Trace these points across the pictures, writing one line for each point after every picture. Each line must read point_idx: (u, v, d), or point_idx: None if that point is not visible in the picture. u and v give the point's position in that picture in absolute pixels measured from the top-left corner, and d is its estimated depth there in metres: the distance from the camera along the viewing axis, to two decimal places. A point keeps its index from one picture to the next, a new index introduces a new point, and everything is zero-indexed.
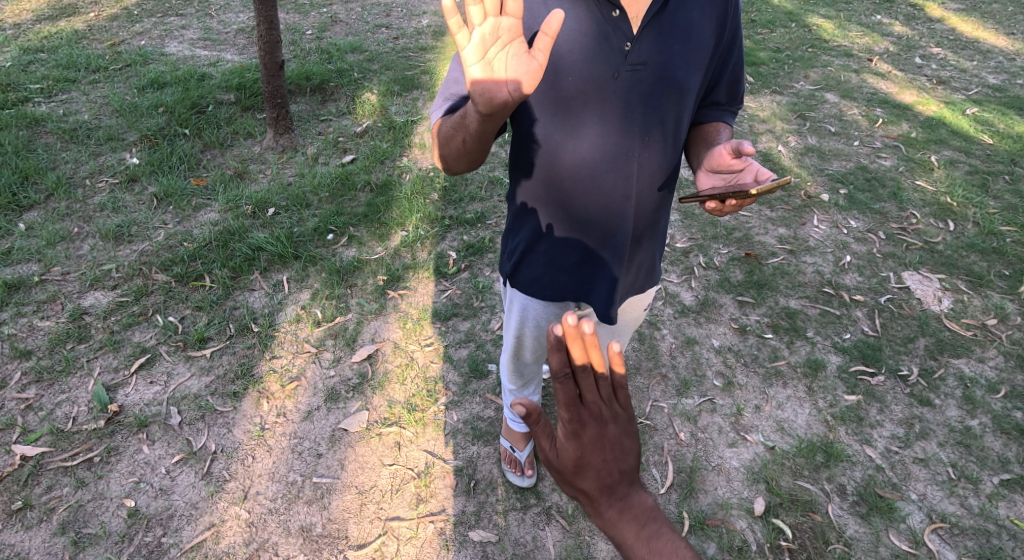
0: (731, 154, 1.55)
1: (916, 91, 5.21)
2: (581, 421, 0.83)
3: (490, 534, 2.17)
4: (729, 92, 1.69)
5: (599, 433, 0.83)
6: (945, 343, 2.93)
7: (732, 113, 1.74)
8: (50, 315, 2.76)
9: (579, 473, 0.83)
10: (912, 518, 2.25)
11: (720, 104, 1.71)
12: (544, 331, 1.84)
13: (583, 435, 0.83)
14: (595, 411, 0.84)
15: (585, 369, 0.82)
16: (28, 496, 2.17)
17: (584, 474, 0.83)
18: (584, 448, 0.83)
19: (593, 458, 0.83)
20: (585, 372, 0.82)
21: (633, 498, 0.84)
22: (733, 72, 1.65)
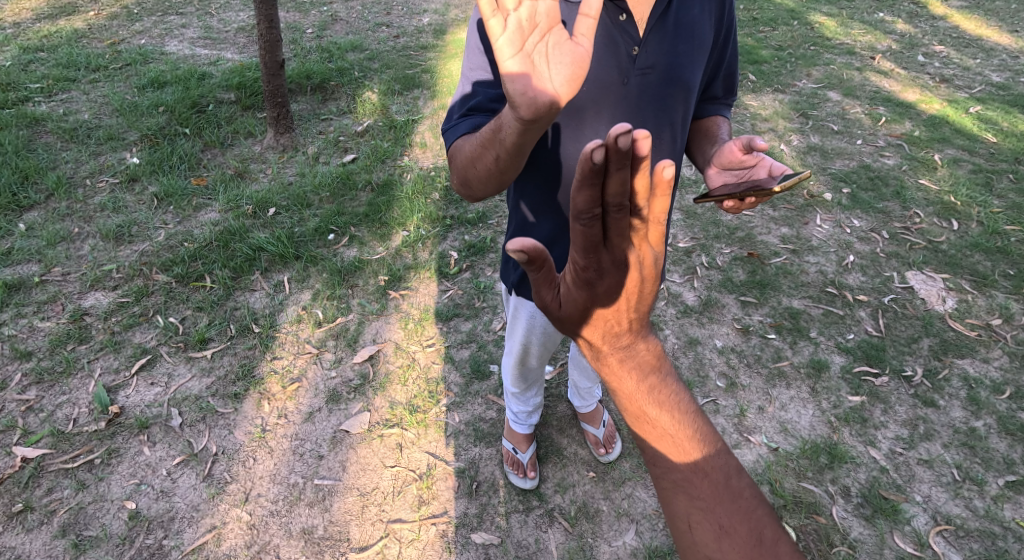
0: (743, 150, 1.56)
1: (918, 89, 5.19)
2: (599, 270, 0.86)
3: (492, 536, 2.16)
4: (725, 85, 1.69)
5: (619, 280, 0.87)
6: (950, 344, 2.92)
7: (729, 106, 1.74)
8: (50, 315, 2.75)
9: (588, 321, 0.92)
10: (917, 520, 2.23)
11: (718, 98, 1.71)
12: (550, 336, 1.83)
13: (599, 285, 0.87)
14: (618, 257, 0.86)
15: (618, 211, 0.81)
16: (29, 498, 2.16)
17: (591, 322, 0.92)
18: (596, 297, 0.89)
19: (603, 309, 0.90)
20: (618, 213, 0.81)
21: (639, 346, 0.96)
22: (731, 65, 1.65)
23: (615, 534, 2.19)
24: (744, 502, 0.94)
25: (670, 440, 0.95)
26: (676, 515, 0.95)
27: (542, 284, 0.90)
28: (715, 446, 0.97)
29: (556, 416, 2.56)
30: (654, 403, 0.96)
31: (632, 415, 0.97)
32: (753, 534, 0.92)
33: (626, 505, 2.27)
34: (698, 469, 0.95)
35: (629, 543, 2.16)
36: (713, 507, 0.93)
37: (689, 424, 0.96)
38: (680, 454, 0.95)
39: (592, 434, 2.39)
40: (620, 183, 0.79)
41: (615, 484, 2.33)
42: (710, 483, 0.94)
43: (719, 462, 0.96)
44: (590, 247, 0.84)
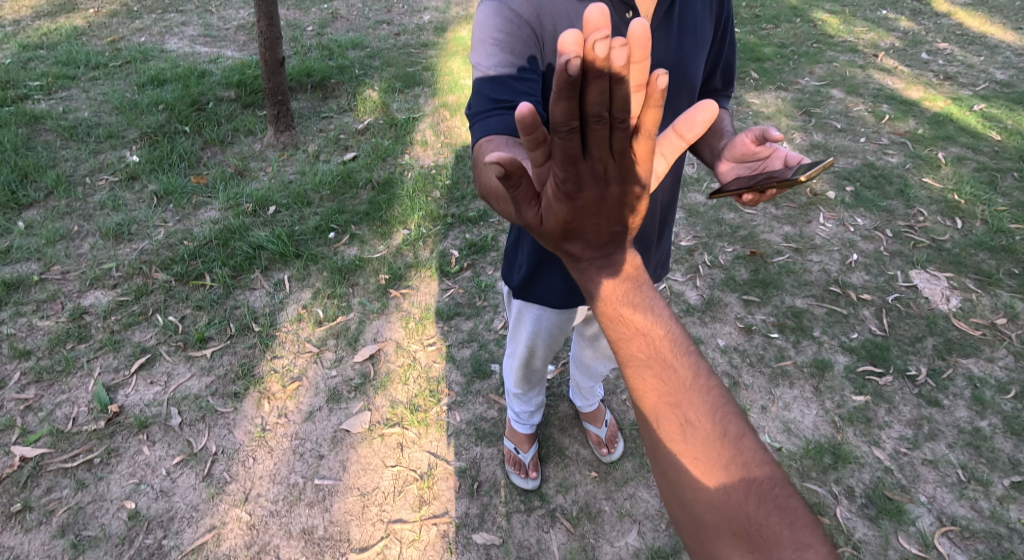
0: (755, 142, 1.52)
1: (922, 87, 5.16)
2: (577, 182, 0.83)
3: (493, 537, 2.15)
4: (723, 77, 1.69)
5: (597, 195, 0.85)
6: (954, 343, 2.89)
7: (727, 98, 1.74)
8: (49, 314, 2.74)
9: (568, 233, 0.90)
10: (922, 521, 2.21)
11: (717, 90, 1.71)
12: (555, 338, 1.82)
13: (577, 196, 0.85)
14: (596, 169, 0.83)
15: (599, 123, 0.78)
16: (28, 497, 2.15)
17: (570, 234, 0.90)
18: (575, 209, 0.86)
19: (585, 219, 0.88)
20: (598, 125, 0.78)
21: (616, 256, 0.93)
22: (728, 57, 1.66)
23: (617, 534, 2.17)
24: (712, 399, 0.89)
25: (641, 340, 0.91)
26: (645, 415, 0.90)
27: (523, 202, 0.90)
28: (686, 348, 0.92)
29: (558, 416, 2.54)
30: (626, 305, 0.92)
31: (603, 316, 0.93)
32: (718, 430, 0.87)
33: (628, 505, 2.25)
34: (668, 368, 0.90)
35: (631, 544, 2.15)
36: (682, 406, 0.88)
37: (662, 326, 0.92)
38: (649, 354, 0.90)
39: (595, 433, 2.38)
40: (600, 92, 0.75)
41: (617, 484, 2.31)
42: (678, 381, 0.89)
43: (689, 364, 0.91)
44: (570, 159, 0.81)
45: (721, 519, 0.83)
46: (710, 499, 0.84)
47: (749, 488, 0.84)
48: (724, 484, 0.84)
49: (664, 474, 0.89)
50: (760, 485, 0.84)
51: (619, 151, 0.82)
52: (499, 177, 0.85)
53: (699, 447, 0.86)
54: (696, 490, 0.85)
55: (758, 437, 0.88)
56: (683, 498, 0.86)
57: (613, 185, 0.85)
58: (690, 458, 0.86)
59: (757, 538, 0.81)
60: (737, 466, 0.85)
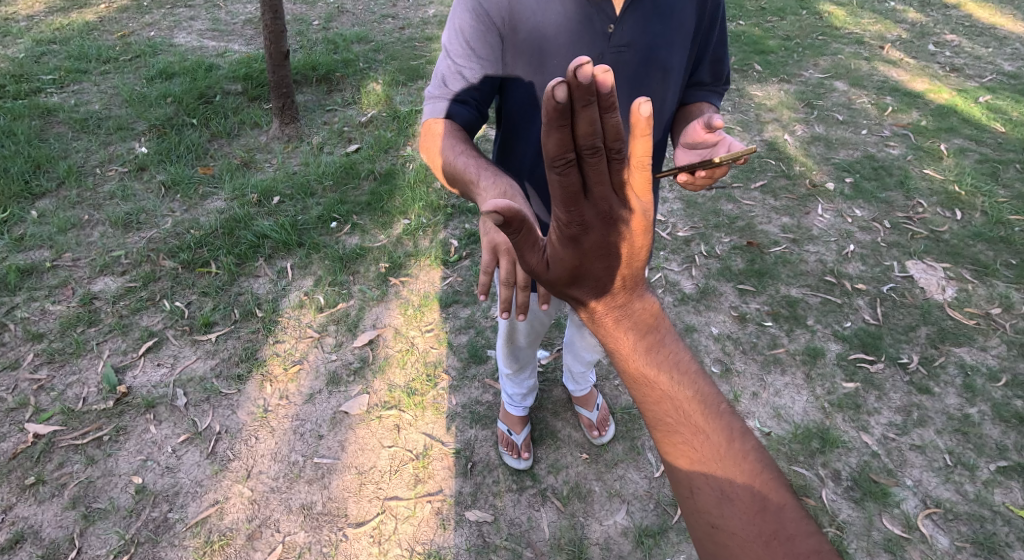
0: (704, 129, 1.57)
1: (927, 78, 5.14)
2: (582, 224, 0.82)
3: (486, 514, 2.22)
4: (712, 71, 1.74)
5: (605, 237, 0.85)
6: (948, 332, 2.92)
7: (718, 91, 1.77)
8: (61, 299, 2.84)
9: (577, 280, 0.89)
10: (906, 503, 2.25)
11: (705, 84, 1.75)
12: (536, 314, 1.86)
13: (585, 241, 0.84)
14: (601, 209, 0.82)
15: (594, 155, 0.77)
16: (40, 472, 2.25)
17: (581, 282, 0.89)
18: (584, 256, 0.85)
19: (594, 265, 0.87)
20: (594, 158, 0.77)
21: (635, 307, 0.92)
22: (717, 49, 1.70)
23: (606, 513, 2.23)
24: (749, 467, 0.89)
25: (669, 403, 0.90)
26: (679, 482, 0.90)
27: (525, 247, 0.87)
28: (717, 410, 0.92)
29: (551, 400, 2.60)
30: (653, 365, 0.91)
31: (630, 377, 0.92)
32: (756, 500, 0.87)
33: (618, 486, 2.31)
34: (700, 434, 0.90)
35: (619, 523, 2.21)
36: (716, 473, 0.88)
37: (689, 388, 0.91)
38: (679, 418, 0.90)
39: (586, 416, 2.43)
40: (590, 121, 0.74)
41: (608, 466, 2.37)
42: (710, 448, 0.90)
43: (722, 428, 0.91)
44: (570, 199, 0.79)
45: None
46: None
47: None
48: (767, 558, 0.84)
49: (702, 546, 0.88)
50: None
51: (621, 185, 0.82)
52: (495, 226, 0.82)
53: (737, 518, 0.86)
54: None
55: (799, 505, 0.88)
56: None
57: (622, 227, 0.84)
58: (728, 531, 0.85)
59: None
60: (780, 539, 0.85)
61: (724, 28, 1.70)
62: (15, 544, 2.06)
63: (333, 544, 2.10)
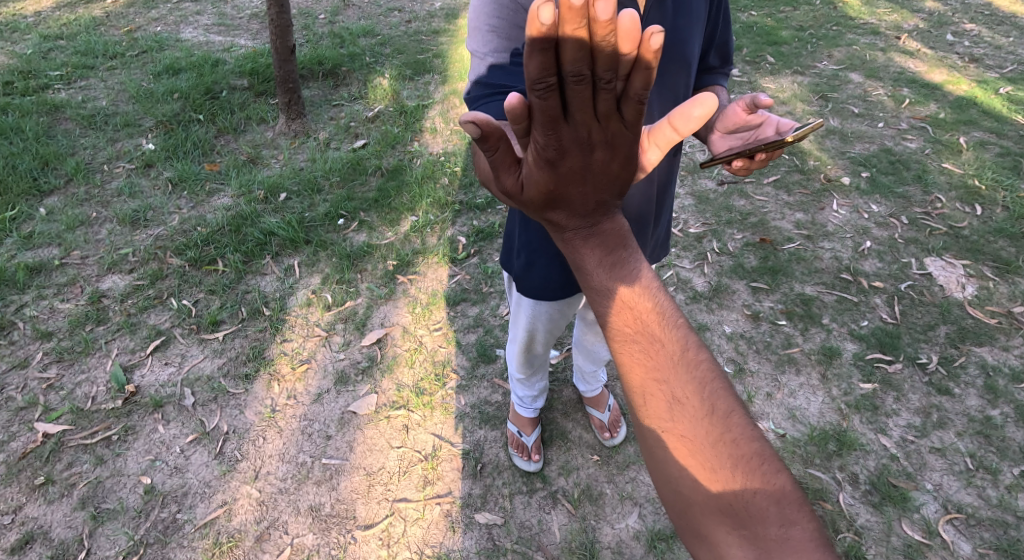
0: (746, 110, 1.51)
1: (946, 69, 5.02)
2: (559, 149, 0.79)
3: (495, 517, 2.19)
4: (719, 54, 1.69)
5: (582, 160, 0.81)
6: (968, 331, 2.84)
7: (725, 75, 1.73)
8: (69, 298, 2.83)
9: (553, 203, 0.87)
10: (927, 508, 2.20)
11: (713, 68, 1.70)
12: (555, 323, 1.83)
13: (560, 165, 0.81)
14: (581, 135, 0.78)
15: (578, 83, 0.72)
16: (50, 471, 2.24)
17: (554, 204, 0.86)
18: (559, 178, 0.83)
19: (568, 189, 0.84)
20: (578, 86, 0.72)
21: (603, 225, 0.88)
22: (723, 34, 1.65)
23: (618, 516, 2.19)
24: (701, 374, 0.86)
25: (627, 311, 0.87)
26: (632, 390, 0.87)
27: (502, 167, 0.86)
28: (675, 322, 0.88)
29: (561, 400, 2.56)
30: (616, 276, 0.87)
31: (590, 287, 0.89)
32: (706, 406, 0.84)
33: (629, 488, 2.27)
34: (655, 342, 0.86)
35: (631, 526, 2.17)
36: (669, 381, 0.85)
37: (649, 300, 0.88)
38: (636, 326, 0.86)
39: (597, 418, 2.40)
40: (577, 48, 0.68)
41: (619, 467, 2.33)
42: (665, 356, 0.86)
43: (678, 338, 0.87)
44: (549, 123, 0.76)
45: (709, 497, 0.81)
46: (696, 476, 0.82)
47: (735, 463, 0.82)
48: (712, 459, 0.82)
49: (652, 451, 0.86)
50: (750, 462, 0.82)
51: (606, 114, 0.77)
52: (473, 137, 0.81)
53: (687, 423, 0.83)
54: (682, 466, 0.83)
55: (744, 412, 0.87)
56: (668, 474, 0.84)
57: (600, 153, 0.81)
58: (677, 433, 0.83)
59: (742, 512, 0.80)
60: (727, 442, 0.83)
61: (727, 10, 1.64)
62: (25, 544, 2.05)
63: (341, 547, 2.08)
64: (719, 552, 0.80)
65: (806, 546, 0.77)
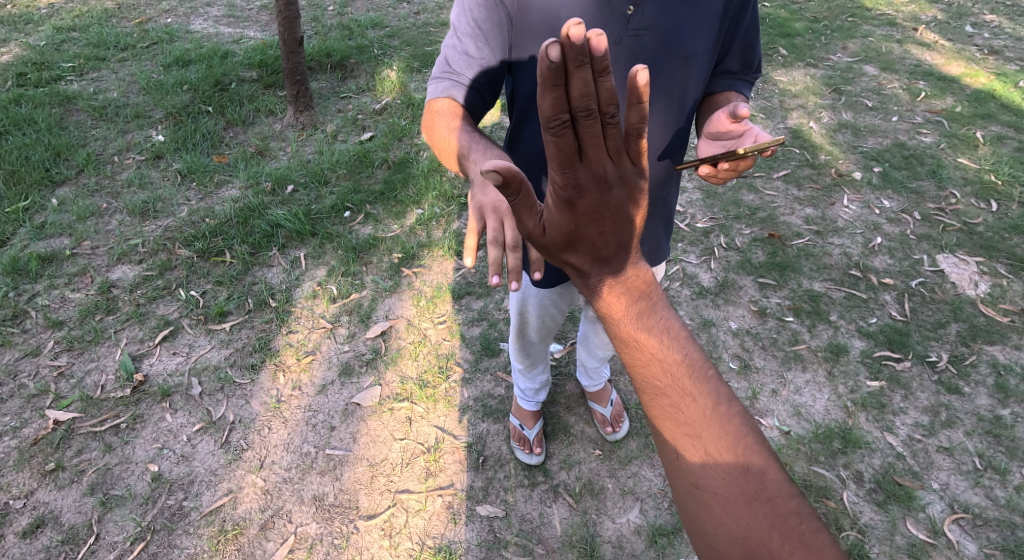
0: (730, 119, 1.50)
1: (964, 61, 4.92)
2: (578, 188, 0.82)
3: (496, 509, 2.19)
4: (742, 60, 1.65)
5: (601, 200, 0.84)
6: (980, 329, 2.80)
7: (747, 82, 1.68)
8: (80, 287, 2.87)
9: (572, 245, 0.89)
10: (932, 507, 2.18)
11: (734, 72, 1.66)
12: (547, 310, 1.81)
13: (580, 205, 0.84)
14: (596, 173, 0.82)
15: (588, 118, 0.76)
16: (60, 458, 2.28)
17: (577, 247, 0.89)
18: (580, 220, 0.86)
19: (589, 231, 0.87)
20: (588, 120, 0.77)
21: (626, 273, 0.93)
22: (748, 37, 1.61)
23: (619, 511, 2.19)
24: (733, 430, 0.92)
25: (656, 365, 0.93)
26: (666, 445, 0.94)
27: (523, 211, 0.88)
28: (705, 375, 0.94)
29: (564, 395, 2.56)
30: (643, 331, 0.94)
31: (621, 339, 0.95)
32: (740, 460, 0.90)
33: (631, 483, 2.27)
34: (686, 397, 0.93)
35: (632, 521, 2.17)
36: (700, 435, 0.92)
37: (678, 352, 0.94)
38: (666, 381, 0.93)
39: (600, 412, 2.39)
40: (584, 84, 0.74)
41: (621, 462, 2.33)
42: (697, 413, 0.92)
43: (709, 393, 0.94)
44: (565, 160, 0.80)
45: (743, 552, 0.87)
46: (730, 533, 0.87)
47: (771, 521, 0.87)
48: (746, 516, 0.87)
49: (686, 505, 0.92)
50: (786, 520, 0.87)
51: (615, 150, 0.82)
52: (496, 186, 0.82)
53: (719, 479, 0.90)
54: (717, 522, 0.89)
55: (780, 468, 0.92)
56: (704, 530, 0.90)
57: (618, 192, 0.85)
58: (711, 491, 0.90)
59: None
60: (761, 500, 0.88)
61: (756, 13, 1.60)
62: (36, 528, 2.09)
63: (344, 536, 2.10)
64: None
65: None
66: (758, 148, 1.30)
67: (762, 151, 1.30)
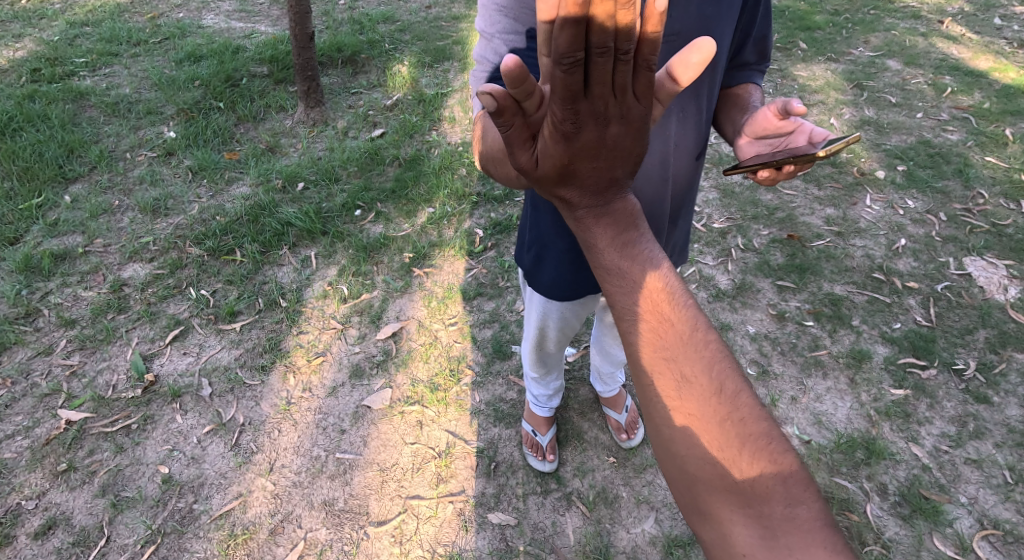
0: (777, 115, 1.42)
1: (992, 56, 4.77)
2: (576, 122, 0.77)
3: (509, 517, 2.15)
4: (757, 50, 1.59)
5: (599, 136, 0.80)
6: (1010, 336, 2.71)
7: (760, 73, 1.62)
8: (92, 286, 2.86)
9: (565, 180, 0.85)
10: (961, 523, 2.10)
11: (749, 64, 1.60)
12: (568, 321, 1.77)
13: (577, 140, 0.80)
14: (598, 108, 0.77)
15: (602, 55, 0.71)
16: (72, 458, 2.27)
17: (570, 182, 0.85)
18: (575, 154, 0.81)
19: (583, 165, 0.83)
20: (601, 58, 0.71)
21: (615, 205, 0.88)
22: (763, 26, 1.55)
23: (633, 521, 2.14)
24: (710, 354, 0.83)
25: (634, 290, 0.85)
26: (638, 369, 0.84)
27: (516, 143, 0.85)
28: (684, 300, 0.85)
29: (577, 400, 2.51)
30: (623, 257, 0.87)
31: (598, 267, 0.88)
32: (716, 384, 0.81)
33: (646, 492, 2.22)
34: (664, 320, 0.84)
35: (647, 532, 2.12)
36: (677, 358, 0.82)
37: (659, 278, 0.86)
38: (643, 303, 0.84)
39: (614, 418, 2.34)
40: (607, 17, 0.68)
41: (636, 470, 2.28)
42: (674, 335, 0.83)
43: (688, 318, 0.85)
44: (569, 97, 0.74)
45: (716, 477, 0.78)
46: (704, 455, 0.78)
47: (744, 443, 0.79)
48: (720, 438, 0.79)
49: (658, 432, 0.82)
50: (757, 441, 0.79)
51: (622, 87, 0.76)
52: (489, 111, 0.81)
53: (696, 402, 0.80)
54: (689, 444, 0.79)
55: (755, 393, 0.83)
56: (675, 455, 0.80)
57: (618, 128, 0.80)
58: (684, 412, 0.80)
59: (751, 495, 0.77)
60: (735, 420, 0.80)
61: (767, 2, 1.53)
62: (48, 530, 2.08)
63: (354, 543, 2.07)
64: (724, 531, 0.77)
65: (814, 528, 0.75)
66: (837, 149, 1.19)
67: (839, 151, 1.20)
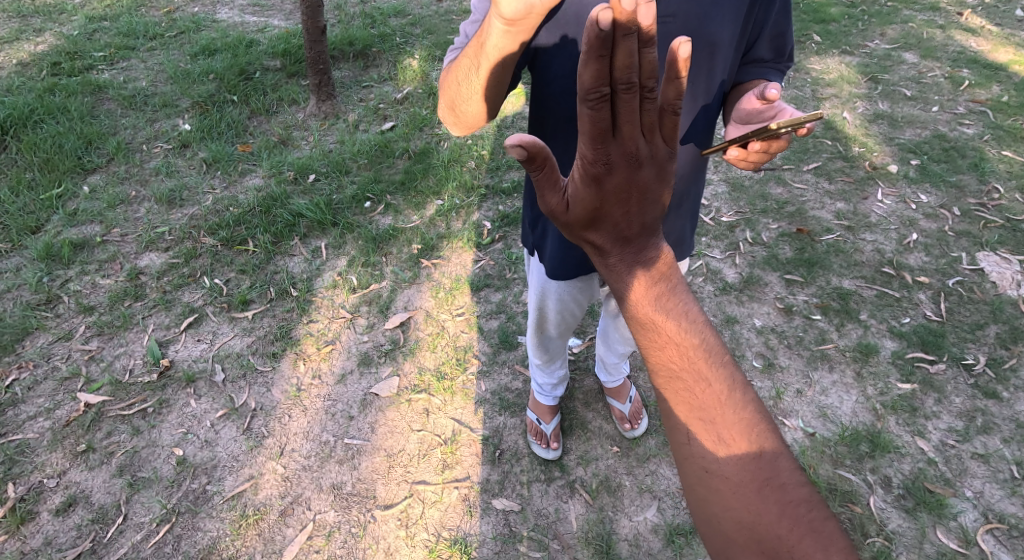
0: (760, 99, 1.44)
1: (1012, 48, 4.68)
2: (607, 163, 0.82)
3: (513, 503, 2.19)
4: (773, 47, 1.58)
5: (628, 179, 0.84)
6: (1021, 331, 2.68)
7: (778, 70, 1.60)
8: (110, 274, 2.93)
9: (595, 223, 0.88)
10: (965, 516, 2.10)
11: (765, 61, 1.59)
12: (568, 305, 1.78)
13: (608, 182, 0.83)
14: (628, 150, 0.82)
15: (628, 91, 0.76)
16: (91, 439, 2.34)
17: (599, 226, 0.88)
18: (606, 197, 0.85)
19: (614, 209, 0.86)
20: (628, 94, 0.76)
21: (647, 253, 0.91)
22: (779, 23, 1.54)
23: (636, 509, 2.17)
24: (748, 416, 0.89)
25: (672, 347, 0.89)
26: (676, 428, 0.90)
27: (547, 188, 0.86)
28: (721, 360, 0.91)
29: (582, 390, 2.54)
30: (658, 309, 0.90)
31: (635, 319, 0.92)
32: (754, 448, 0.87)
33: (649, 481, 2.24)
34: (702, 380, 0.89)
35: (649, 520, 2.14)
36: (714, 421, 0.88)
37: (696, 336, 0.90)
38: (681, 362, 0.89)
39: (618, 409, 2.35)
40: (628, 54, 0.72)
41: (639, 460, 2.30)
42: (712, 397, 0.89)
43: (724, 377, 0.90)
44: (599, 135, 0.79)
45: (750, 539, 0.84)
46: (738, 518, 0.84)
47: (782, 509, 0.84)
48: (757, 503, 0.84)
49: (693, 491, 0.88)
50: (795, 507, 0.84)
51: (649, 126, 0.82)
52: (521, 161, 0.80)
53: (732, 464, 0.86)
54: (725, 506, 0.85)
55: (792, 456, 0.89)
56: (711, 514, 0.86)
57: (647, 170, 0.84)
58: (721, 475, 0.86)
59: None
60: (773, 486, 0.85)
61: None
62: (68, 507, 2.15)
63: (361, 525, 2.12)
64: None
65: None
66: (792, 122, 1.19)
67: (796, 126, 1.20)
